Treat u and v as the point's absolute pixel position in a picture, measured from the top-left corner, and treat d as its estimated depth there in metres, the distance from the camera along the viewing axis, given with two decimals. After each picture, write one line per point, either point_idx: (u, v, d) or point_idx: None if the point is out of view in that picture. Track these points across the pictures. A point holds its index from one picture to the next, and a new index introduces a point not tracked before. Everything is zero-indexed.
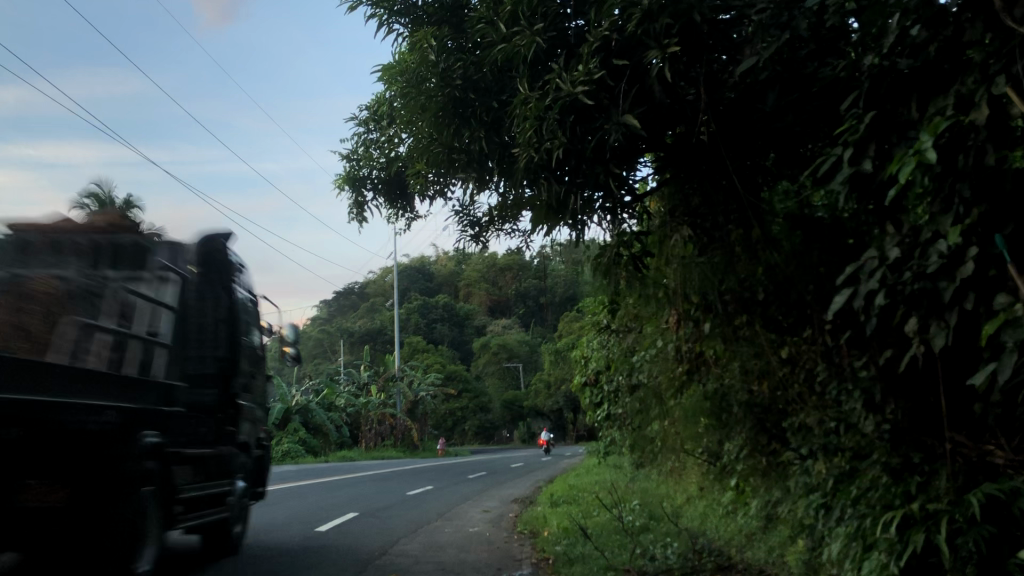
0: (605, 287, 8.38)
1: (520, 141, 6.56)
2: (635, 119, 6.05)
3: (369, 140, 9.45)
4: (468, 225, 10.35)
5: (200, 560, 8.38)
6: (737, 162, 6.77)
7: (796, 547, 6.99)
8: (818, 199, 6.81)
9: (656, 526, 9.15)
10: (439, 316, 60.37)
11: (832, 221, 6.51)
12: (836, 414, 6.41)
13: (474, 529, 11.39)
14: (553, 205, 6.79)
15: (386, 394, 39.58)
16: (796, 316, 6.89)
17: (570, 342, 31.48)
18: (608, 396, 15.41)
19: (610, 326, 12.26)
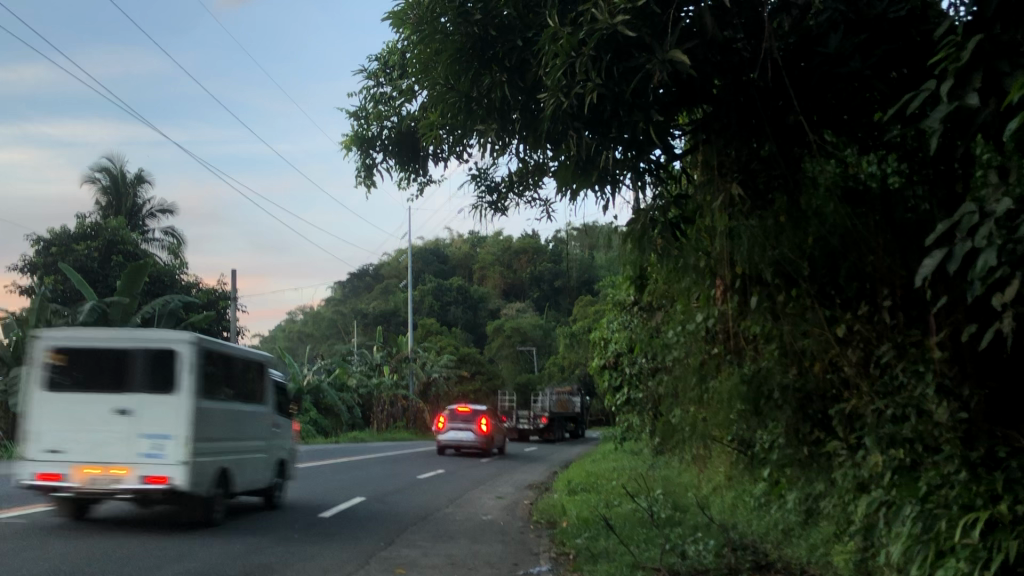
0: (635, 259, 7.53)
1: (548, 85, 5.86)
2: (686, 54, 5.39)
3: (379, 94, 8.83)
4: (486, 191, 9.60)
5: (190, 547, 7.74)
6: (803, 101, 6.15)
7: (844, 547, 6.34)
8: (870, 167, 6.29)
9: (682, 520, 8.47)
10: (452, 298, 58.71)
11: (884, 190, 5.91)
12: (901, 401, 5.65)
13: (487, 517, 10.82)
14: (581, 162, 6.17)
15: (399, 375, 39.36)
16: (855, 291, 6.18)
17: (587, 325, 30.63)
18: (629, 379, 14.75)
19: (635, 303, 11.60)
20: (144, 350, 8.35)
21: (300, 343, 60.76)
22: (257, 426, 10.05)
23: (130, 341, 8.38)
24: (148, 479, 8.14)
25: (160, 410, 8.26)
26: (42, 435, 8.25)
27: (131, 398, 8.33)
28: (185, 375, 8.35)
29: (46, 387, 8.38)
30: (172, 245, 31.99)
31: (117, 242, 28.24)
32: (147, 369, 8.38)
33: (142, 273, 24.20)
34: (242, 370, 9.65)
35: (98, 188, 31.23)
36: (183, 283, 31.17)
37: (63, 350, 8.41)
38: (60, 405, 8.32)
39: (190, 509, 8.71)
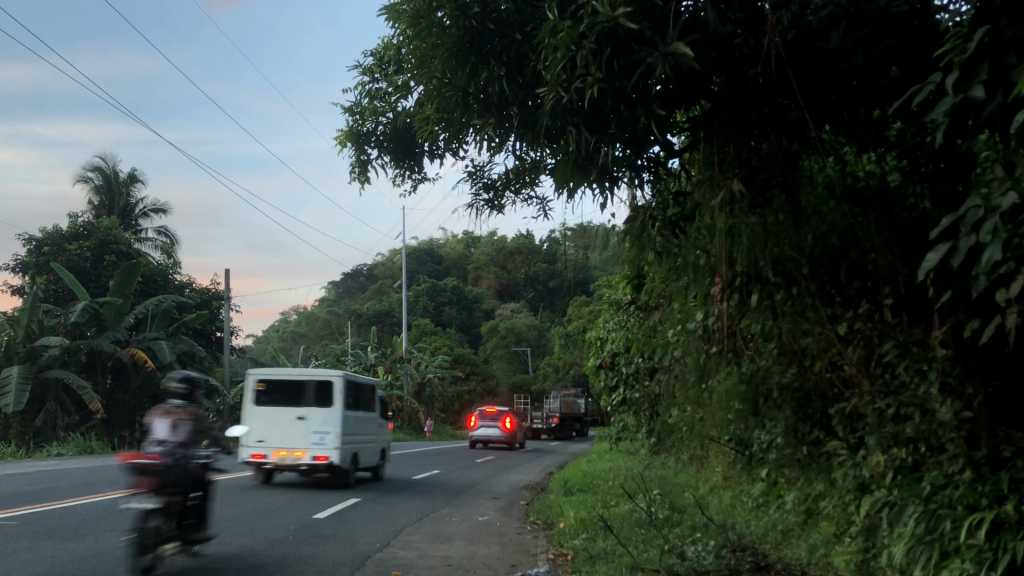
0: (632, 257, 7.46)
1: (547, 80, 5.79)
2: (688, 47, 5.32)
3: (374, 89, 8.74)
4: (482, 188, 9.51)
5: (182, 549, 7.63)
6: (807, 95, 6.06)
7: (845, 548, 6.27)
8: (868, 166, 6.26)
9: (680, 521, 8.40)
10: (446, 298, 58.62)
11: (885, 187, 5.88)
12: (905, 400, 5.57)
13: (483, 518, 10.73)
14: (580, 159, 6.19)
15: (393, 375, 39.34)
16: (856, 289, 6.13)
17: (582, 325, 30.58)
18: (625, 379, 14.68)
19: (632, 301, 11.55)
20: (310, 384, 13.57)
21: (294, 344, 60.59)
22: (359, 433, 14.38)
23: (304, 379, 13.61)
24: (315, 458, 13.29)
25: (320, 421, 13.34)
26: (252, 432, 13.40)
27: (305, 409, 13.46)
28: (336, 399, 13.52)
29: (254, 404, 13.58)
30: (166, 244, 31.85)
31: (110, 242, 28.11)
32: (315, 393, 13.54)
33: (135, 273, 24.10)
34: (354, 390, 14.28)
35: (91, 187, 31.06)
36: (176, 283, 31.04)
37: (265, 381, 13.67)
38: (260, 419, 13.38)
39: (336, 475, 13.86)
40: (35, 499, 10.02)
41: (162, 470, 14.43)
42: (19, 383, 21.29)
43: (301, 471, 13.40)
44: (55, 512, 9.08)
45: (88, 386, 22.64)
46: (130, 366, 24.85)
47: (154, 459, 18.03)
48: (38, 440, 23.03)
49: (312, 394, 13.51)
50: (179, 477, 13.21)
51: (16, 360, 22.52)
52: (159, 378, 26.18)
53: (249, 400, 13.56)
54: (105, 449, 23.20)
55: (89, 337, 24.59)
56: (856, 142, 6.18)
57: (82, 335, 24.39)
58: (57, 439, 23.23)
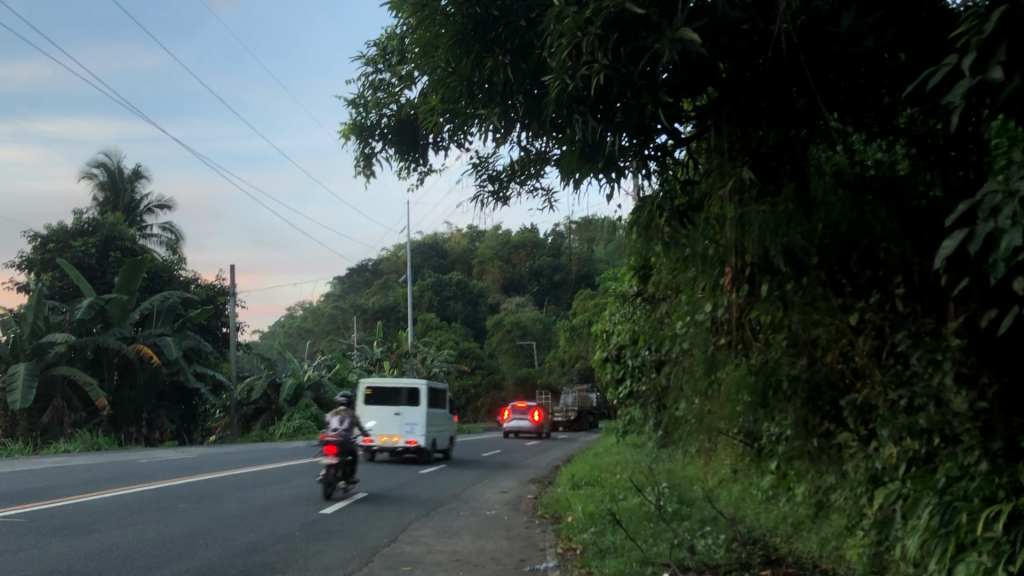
0: (638, 249, 7.38)
1: (552, 67, 5.71)
2: (696, 32, 5.26)
3: (378, 81, 8.67)
4: (487, 180, 9.44)
5: (189, 545, 7.59)
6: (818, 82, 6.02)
7: (856, 541, 6.19)
8: (873, 154, 6.26)
9: (689, 514, 8.33)
10: (451, 292, 58.57)
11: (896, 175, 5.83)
12: (918, 390, 5.50)
13: (491, 512, 10.69)
14: (585, 149, 6.09)
15: (399, 369, 39.39)
16: (867, 279, 6.06)
17: (587, 318, 30.49)
18: (632, 372, 14.60)
19: (639, 293, 11.47)
20: (403, 389, 19.26)
21: (300, 339, 60.61)
22: (434, 427, 19.56)
23: (399, 386, 19.26)
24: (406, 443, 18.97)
25: (409, 416, 18.95)
26: (364, 417, 19.30)
27: (401, 408, 19.19)
28: (421, 401, 19.26)
29: (364, 403, 19.32)
30: (171, 240, 31.84)
31: (114, 238, 28.10)
32: (408, 396, 19.30)
33: (140, 269, 24.09)
34: (436, 393, 20.26)
35: (95, 184, 31.04)
36: (182, 279, 31.03)
37: (373, 386, 19.39)
38: (370, 413, 19.05)
39: (420, 454, 19.38)
40: (42, 496, 10.00)
41: (168, 467, 14.40)
42: (26, 380, 21.30)
43: (397, 451, 19.08)
44: (62, 508, 9.05)
45: (94, 382, 22.64)
46: (137, 363, 24.84)
47: (162, 454, 18.07)
48: (45, 436, 23.04)
49: (401, 401, 18.51)
50: (186, 473, 13.20)
51: (22, 356, 22.52)
52: (165, 374, 26.18)
53: (362, 399, 19.41)
54: (112, 445, 23.21)
55: (95, 333, 24.60)
56: (864, 130, 6.17)
57: (87, 331, 24.40)
58: (64, 435, 23.25)
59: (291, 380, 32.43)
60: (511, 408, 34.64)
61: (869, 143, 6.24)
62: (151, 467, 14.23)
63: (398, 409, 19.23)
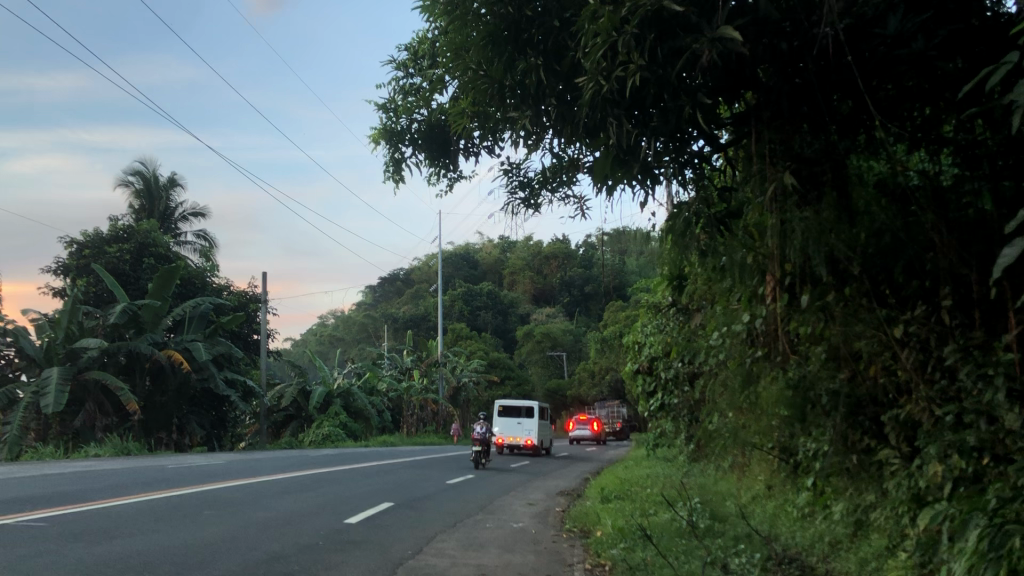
0: (672, 257, 7.21)
1: (587, 67, 5.57)
2: (736, 31, 5.06)
3: (409, 85, 8.59)
4: (518, 186, 9.29)
5: (211, 554, 7.47)
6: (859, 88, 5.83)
7: (897, 561, 5.92)
8: (916, 163, 6.01)
9: (721, 531, 8.10)
10: (482, 302, 58.56)
11: (939, 185, 5.66)
12: (968, 407, 5.26)
13: (518, 524, 10.52)
14: (620, 153, 5.93)
15: (428, 379, 39.43)
16: (913, 290, 5.84)
17: (618, 331, 30.24)
18: (663, 384, 14.37)
19: (672, 304, 11.26)
20: (523, 406, 28.15)
21: (330, 348, 60.83)
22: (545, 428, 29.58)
23: (521, 404, 28.40)
24: (524, 441, 28.15)
25: (527, 424, 28.14)
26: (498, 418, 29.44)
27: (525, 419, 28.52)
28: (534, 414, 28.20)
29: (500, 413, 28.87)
30: (205, 248, 32.07)
31: (149, 245, 28.35)
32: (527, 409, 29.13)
33: (173, 276, 24.29)
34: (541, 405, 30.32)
35: (132, 191, 31.39)
36: (214, 286, 31.23)
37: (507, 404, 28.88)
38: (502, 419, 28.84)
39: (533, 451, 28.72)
40: (68, 500, 9.97)
41: (195, 473, 14.37)
42: (59, 384, 21.47)
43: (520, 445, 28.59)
44: (86, 514, 8.99)
45: (126, 387, 22.79)
46: (168, 368, 24.99)
47: (192, 460, 18.10)
48: (77, 440, 23.23)
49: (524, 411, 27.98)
50: (214, 479, 13.16)
51: (57, 360, 22.75)
52: (196, 380, 26.32)
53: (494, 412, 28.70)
54: (142, 450, 23.32)
55: (128, 338, 24.81)
56: (907, 139, 5.91)
57: (120, 337, 24.60)
58: (95, 439, 23.44)
59: (321, 387, 32.53)
60: (573, 421, 42.96)
61: (912, 152, 5.99)
62: (179, 473, 14.20)
63: (521, 418, 28.48)
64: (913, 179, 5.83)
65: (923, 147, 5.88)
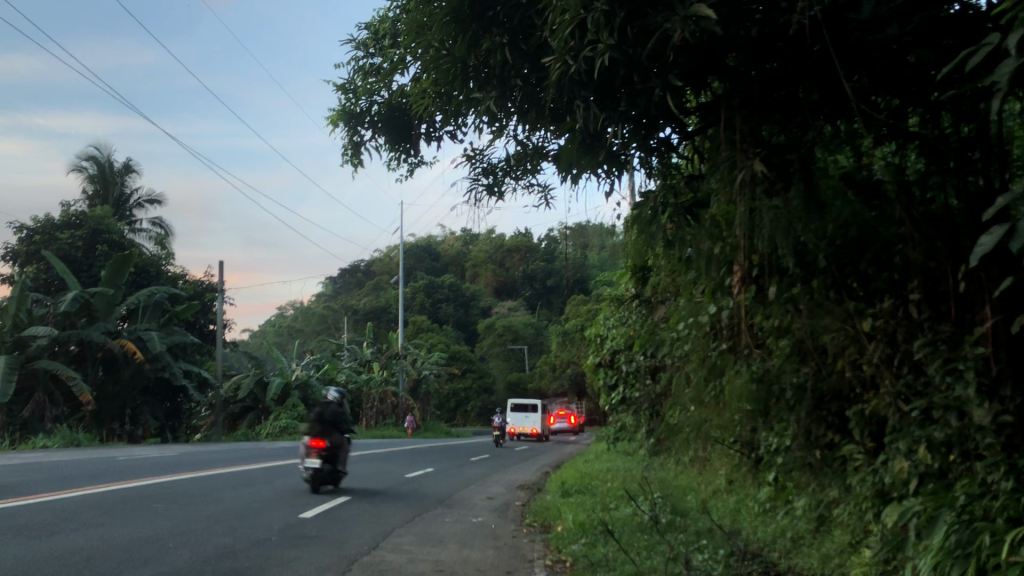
0: (636, 248, 7.08)
1: (555, 47, 5.42)
2: (710, 8, 4.94)
3: (369, 65, 8.37)
4: (481, 173, 9.08)
5: (157, 551, 7.18)
6: None
7: (860, 558, 5.84)
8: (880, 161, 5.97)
9: (682, 526, 8.00)
10: (444, 295, 58.35)
11: (905, 181, 5.61)
12: (937, 402, 5.20)
13: (477, 519, 10.35)
14: (586, 138, 5.82)
15: (388, 371, 39.17)
16: (882, 284, 5.77)
17: (580, 324, 30.25)
18: (624, 377, 14.30)
19: (635, 296, 11.15)
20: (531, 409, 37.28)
21: (288, 339, 60.14)
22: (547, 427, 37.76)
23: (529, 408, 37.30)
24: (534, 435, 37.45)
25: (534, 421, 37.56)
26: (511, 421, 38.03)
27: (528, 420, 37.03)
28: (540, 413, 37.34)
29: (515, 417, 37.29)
30: (161, 235, 31.41)
31: (102, 231, 27.69)
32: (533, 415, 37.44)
33: (127, 264, 23.76)
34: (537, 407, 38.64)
35: (85, 176, 30.63)
36: (170, 274, 30.62)
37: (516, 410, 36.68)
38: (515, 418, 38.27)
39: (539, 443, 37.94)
40: (10, 493, 9.60)
41: (146, 465, 13.99)
42: (6, 373, 20.86)
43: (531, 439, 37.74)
44: (27, 507, 8.64)
45: (77, 377, 22.23)
46: (121, 358, 24.45)
47: (145, 451, 17.68)
48: (25, 430, 22.62)
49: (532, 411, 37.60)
50: (165, 471, 12.81)
51: (5, 349, 22.11)
52: (151, 370, 25.80)
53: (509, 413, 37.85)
54: (93, 441, 22.77)
55: (80, 327, 24.20)
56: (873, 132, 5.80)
57: (71, 325, 24.00)
58: (45, 430, 22.86)
59: (279, 379, 32.13)
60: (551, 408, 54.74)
61: (877, 146, 5.90)
62: (129, 465, 13.81)
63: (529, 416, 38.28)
64: (877, 173, 5.84)
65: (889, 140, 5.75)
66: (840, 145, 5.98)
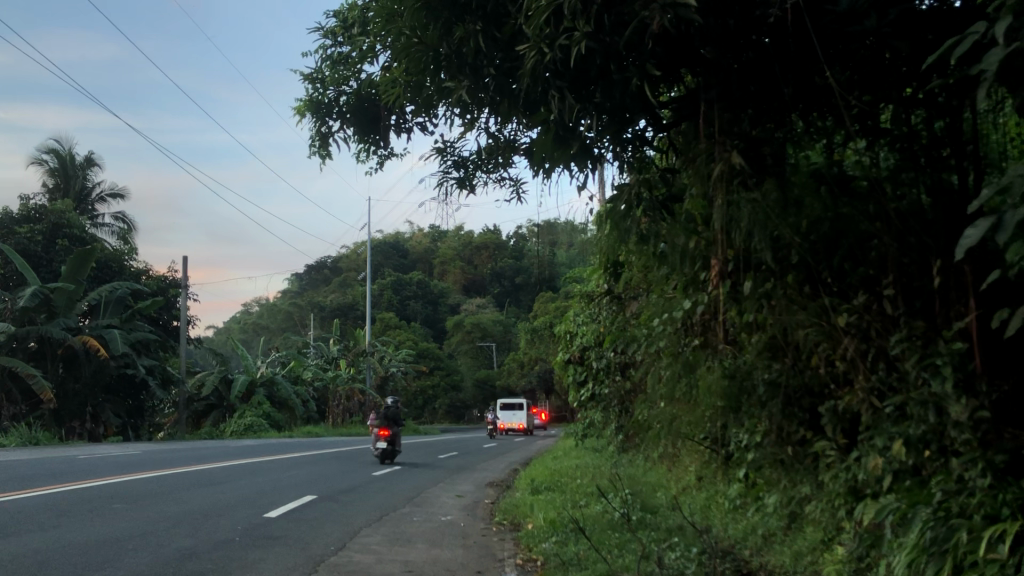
0: (608, 242, 7.00)
1: (530, 35, 5.34)
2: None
3: (337, 55, 8.21)
4: (451, 167, 8.96)
5: (116, 552, 6.98)
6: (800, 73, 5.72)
7: (832, 555, 5.81)
8: (852, 156, 5.90)
9: (653, 523, 7.94)
10: (412, 292, 58.11)
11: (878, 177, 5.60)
12: (911, 398, 5.18)
13: (446, 517, 10.23)
14: (559, 130, 5.75)
15: (355, 368, 38.90)
16: (855, 280, 5.74)
17: (549, 321, 30.25)
18: (593, 374, 14.27)
19: (606, 292, 11.10)
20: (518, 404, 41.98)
21: (254, 336, 59.49)
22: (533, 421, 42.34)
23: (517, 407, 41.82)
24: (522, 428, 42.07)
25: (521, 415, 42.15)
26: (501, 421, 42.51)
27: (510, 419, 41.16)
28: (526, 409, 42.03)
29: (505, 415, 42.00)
30: (124, 230, 30.88)
31: (63, 226, 27.14)
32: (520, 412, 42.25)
33: (89, 259, 23.30)
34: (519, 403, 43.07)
35: (45, 169, 30.01)
36: (132, 270, 30.11)
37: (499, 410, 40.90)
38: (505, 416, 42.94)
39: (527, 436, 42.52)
40: None
41: (107, 464, 13.68)
42: None
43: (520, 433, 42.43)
44: None
45: (37, 374, 21.78)
46: (82, 355, 23.98)
47: (106, 449, 17.29)
48: None
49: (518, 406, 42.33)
50: (126, 470, 12.54)
51: None
52: (113, 367, 25.36)
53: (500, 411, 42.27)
54: (52, 439, 22.32)
55: (40, 323, 23.70)
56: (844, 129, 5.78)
57: (31, 321, 23.50)
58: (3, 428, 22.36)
59: (244, 376, 31.77)
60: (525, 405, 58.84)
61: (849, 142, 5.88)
62: (89, 464, 13.50)
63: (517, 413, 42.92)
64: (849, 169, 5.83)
65: (861, 136, 5.74)
66: (812, 141, 5.95)
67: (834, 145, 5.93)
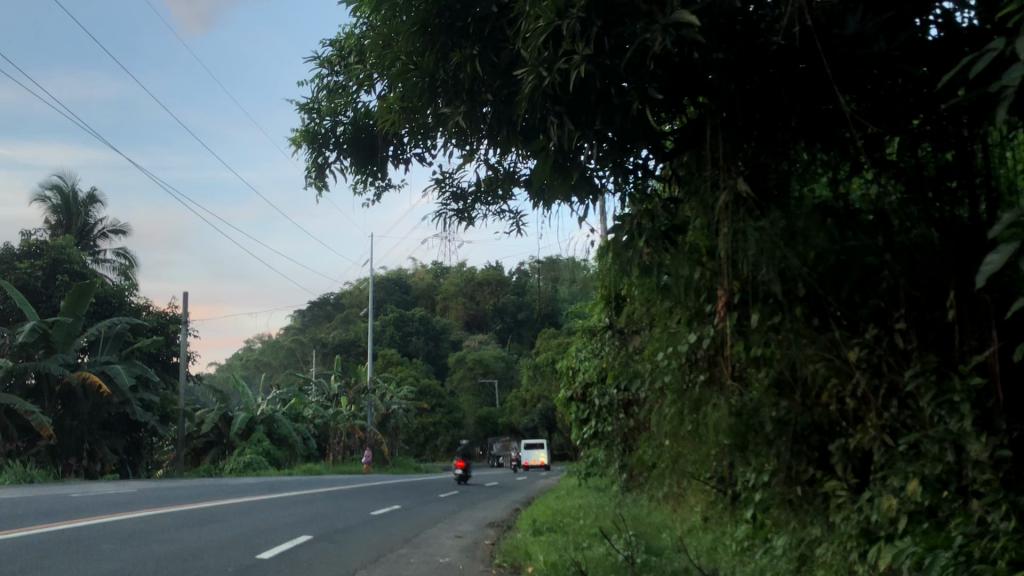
0: (609, 274, 6.81)
1: (528, 59, 5.23)
2: (692, 16, 4.74)
3: (335, 85, 8.10)
4: (451, 198, 8.80)
5: None
6: (805, 102, 5.55)
7: None
8: (858, 188, 5.77)
9: (658, 566, 7.64)
10: (414, 328, 57.89)
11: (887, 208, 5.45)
12: (928, 435, 4.98)
13: (444, 559, 9.93)
14: (558, 156, 5.60)
15: (356, 406, 38.62)
16: (865, 313, 5.55)
17: (552, 359, 30.02)
18: (596, 412, 14.02)
19: (608, 327, 10.89)
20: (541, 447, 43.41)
21: (255, 372, 59.16)
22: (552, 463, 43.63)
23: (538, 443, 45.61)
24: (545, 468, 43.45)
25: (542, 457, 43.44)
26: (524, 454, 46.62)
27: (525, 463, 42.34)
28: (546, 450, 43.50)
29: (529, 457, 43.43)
30: (125, 266, 30.80)
31: (63, 261, 27.04)
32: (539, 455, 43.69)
33: (88, 294, 23.18)
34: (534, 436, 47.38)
35: (47, 205, 30.01)
36: (132, 305, 29.95)
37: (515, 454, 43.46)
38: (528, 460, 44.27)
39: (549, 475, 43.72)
40: None
41: (98, 502, 13.37)
42: None
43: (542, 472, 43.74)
44: None
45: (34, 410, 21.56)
46: (80, 391, 23.77)
47: (101, 487, 16.96)
48: None
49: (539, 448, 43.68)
50: (117, 509, 12.24)
51: None
52: (111, 404, 25.12)
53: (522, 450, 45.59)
54: (47, 476, 22.02)
55: (37, 359, 23.53)
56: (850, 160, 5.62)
57: (28, 356, 23.32)
58: None
59: (244, 413, 31.50)
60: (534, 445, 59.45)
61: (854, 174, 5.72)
62: (80, 502, 13.22)
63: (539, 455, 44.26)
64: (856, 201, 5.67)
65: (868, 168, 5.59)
66: (817, 174, 5.77)
67: (840, 178, 5.73)
